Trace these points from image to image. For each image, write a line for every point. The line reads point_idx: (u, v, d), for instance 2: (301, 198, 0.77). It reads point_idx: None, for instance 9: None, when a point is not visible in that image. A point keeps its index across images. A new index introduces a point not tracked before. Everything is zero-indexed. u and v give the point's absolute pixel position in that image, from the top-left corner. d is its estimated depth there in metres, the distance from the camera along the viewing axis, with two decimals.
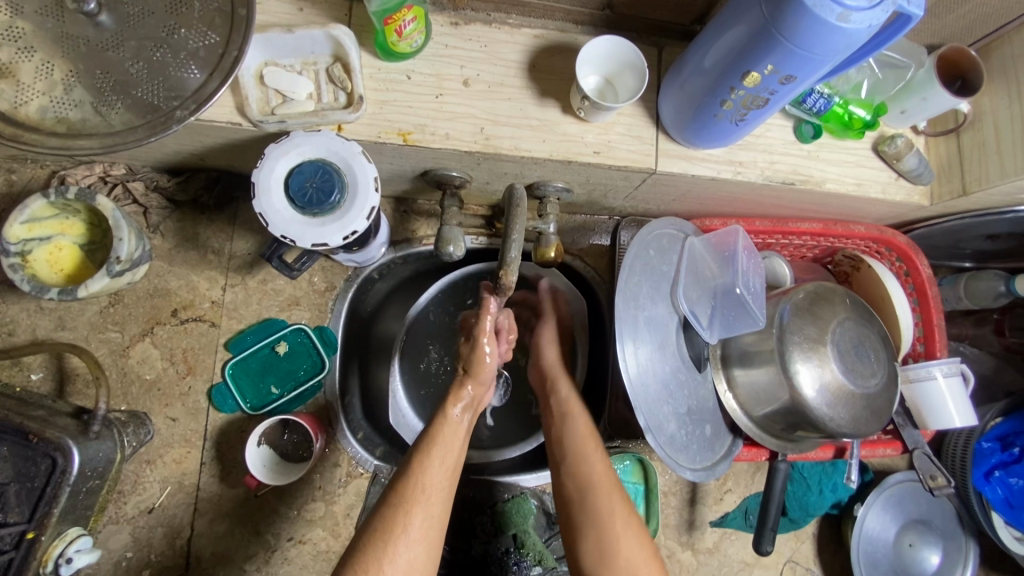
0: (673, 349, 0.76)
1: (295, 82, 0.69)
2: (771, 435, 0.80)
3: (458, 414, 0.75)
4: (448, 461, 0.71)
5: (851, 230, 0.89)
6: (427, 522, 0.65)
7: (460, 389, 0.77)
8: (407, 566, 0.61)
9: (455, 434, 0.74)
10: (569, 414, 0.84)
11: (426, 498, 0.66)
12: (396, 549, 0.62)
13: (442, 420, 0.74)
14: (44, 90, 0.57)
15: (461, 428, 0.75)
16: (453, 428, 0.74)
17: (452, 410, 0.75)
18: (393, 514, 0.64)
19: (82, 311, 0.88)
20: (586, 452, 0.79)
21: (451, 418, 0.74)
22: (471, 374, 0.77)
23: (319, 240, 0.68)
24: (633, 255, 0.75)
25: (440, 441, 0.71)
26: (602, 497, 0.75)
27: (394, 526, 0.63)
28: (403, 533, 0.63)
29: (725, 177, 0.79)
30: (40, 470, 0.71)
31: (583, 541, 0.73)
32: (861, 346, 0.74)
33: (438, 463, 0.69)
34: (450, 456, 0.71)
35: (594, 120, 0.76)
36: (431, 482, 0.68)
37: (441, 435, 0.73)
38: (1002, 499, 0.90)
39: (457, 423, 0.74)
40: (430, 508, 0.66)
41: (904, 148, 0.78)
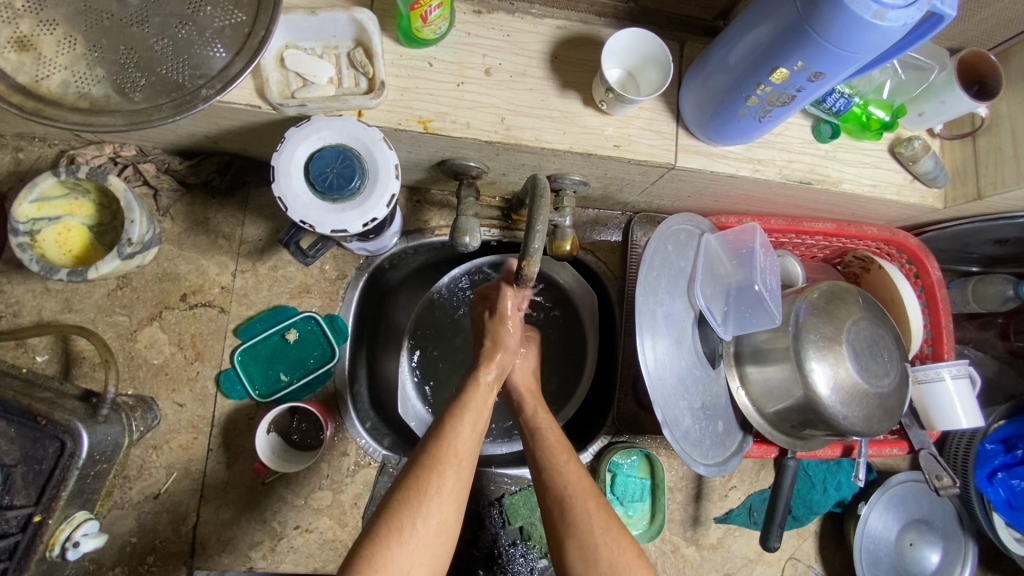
0: (689, 345, 0.77)
1: (317, 65, 0.69)
2: (781, 432, 0.81)
3: (488, 378, 0.78)
4: (477, 426, 0.71)
5: (863, 231, 0.89)
6: (458, 484, 0.66)
7: (489, 360, 0.79)
8: (437, 526, 0.62)
9: (485, 399, 0.76)
10: (540, 428, 0.78)
11: (456, 461, 0.67)
12: (428, 508, 0.63)
13: (474, 384, 0.76)
14: (66, 64, 0.56)
15: (488, 389, 0.77)
16: (483, 392, 0.75)
17: (483, 376, 0.78)
18: (426, 474, 0.64)
19: (90, 293, 0.87)
20: (559, 461, 0.73)
21: (482, 384, 0.76)
22: (500, 347, 0.80)
23: (339, 226, 0.67)
24: (653, 249, 0.76)
25: (470, 406, 0.72)
26: (576, 505, 0.69)
27: (427, 486, 0.63)
28: (435, 494, 0.64)
29: (743, 175, 0.79)
30: (48, 452, 0.70)
31: (567, 551, 0.68)
32: (876, 345, 0.75)
33: (469, 428, 0.70)
34: (480, 420, 0.72)
35: (615, 113, 0.75)
36: (461, 446, 0.68)
37: (473, 399, 0.74)
38: (1003, 500, 0.92)
39: (488, 388, 0.76)
40: (460, 471, 0.66)
41: (921, 150, 0.79)
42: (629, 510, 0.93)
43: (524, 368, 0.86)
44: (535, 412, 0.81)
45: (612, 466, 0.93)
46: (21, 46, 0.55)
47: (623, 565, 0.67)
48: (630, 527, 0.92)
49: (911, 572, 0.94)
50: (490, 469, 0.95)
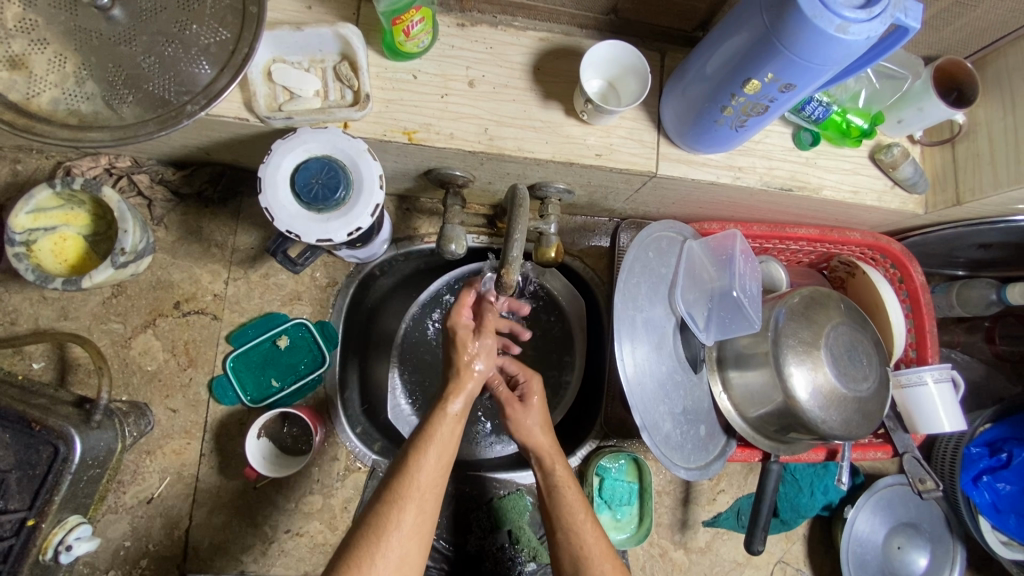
0: (670, 350, 0.78)
1: (303, 79, 0.71)
2: (764, 437, 0.81)
3: (458, 408, 0.73)
4: (444, 457, 0.69)
5: (847, 236, 0.89)
6: (421, 517, 0.65)
7: (458, 386, 0.74)
8: (399, 560, 0.62)
9: (453, 430, 0.72)
10: (559, 489, 0.74)
11: (419, 495, 0.66)
12: (389, 544, 0.62)
13: (439, 415, 0.72)
14: (57, 82, 0.58)
15: (457, 418, 0.72)
16: (451, 424, 0.71)
17: (450, 406, 0.72)
18: (387, 509, 0.64)
19: (85, 301, 0.89)
20: (576, 520, 0.72)
21: (449, 414, 0.72)
22: (471, 372, 0.74)
23: (325, 236, 0.69)
24: (633, 256, 0.77)
25: (435, 439, 0.70)
26: (595, 569, 0.69)
27: (387, 521, 0.63)
28: (396, 529, 0.63)
29: (724, 182, 0.81)
30: (42, 457, 0.71)
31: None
32: (855, 350, 0.75)
33: (433, 459, 0.68)
34: (447, 450, 0.70)
35: (597, 123, 0.77)
36: (425, 479, 0.67)
37: (439, 433, 0.70)
38: (989, 503, 0.92)
39: (456, 420, 0.72)
40: (424, 504, 0.66)
41: (901, 157, 0.80)
42: (618, 514, 0.93)
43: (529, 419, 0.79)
44: (554, 470, 0.76)
45: (600, 471, 0.94)
46: (13, 65, 0.57)
47: None
48: (618, 530, 0.93)
49: None
50: (482, 473, 0.96)
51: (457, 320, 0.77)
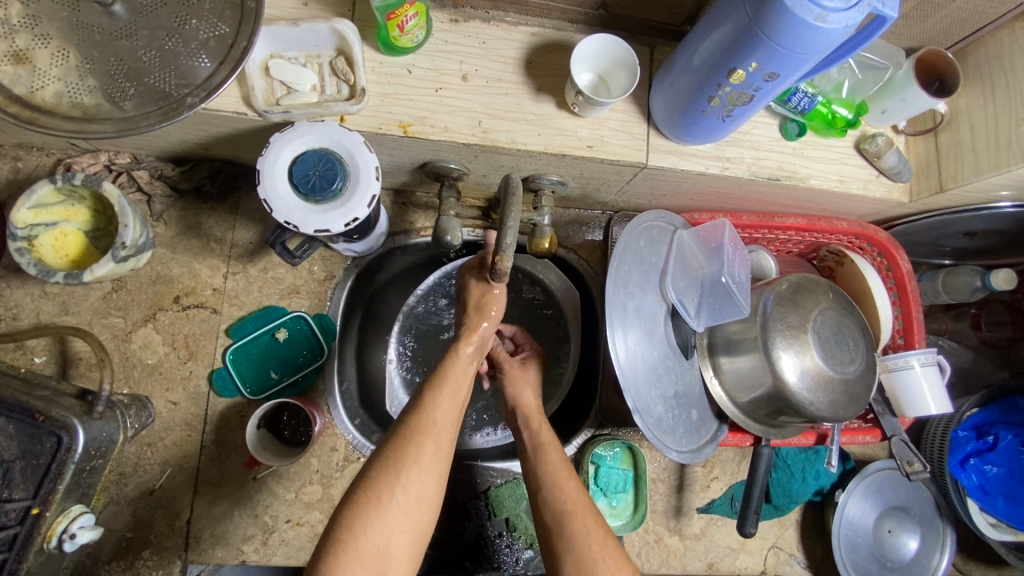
0: (661, 336, 0.80)
1: (300, 74, 0.72)
2: (755, 420, 0.83)
3: (471, 351, 0.76)
4: (457, 397, 0.72)
5: (834, 226, 0.91)
6: (439, 453, 0.67)
7: (472, 329, 0.76)
8: (417, 492, 0.63)
9: (465, 372, 0.74)
10: (544, 447, 0.77)
11: (436, 432, 0.67)
12: (409, 477, 0.63)
13: (453, 356, 0.75)
14: (60, 76, 0.59)
15: (469, 362, 0.75)
16: (463, 365, 0.74)
17: (464, 348, 0.75)
18: (405, 444, 0.65)
19: (86, 296, 0.90)
20: (560, 477, 0.73)
21: (462, 355, 0.75)
22: (483, 313, 0.77)
23: (322, 226, 0.70)
24: (624, 244, 0.79)
25: (451, 378, 0.72)
26: (576, 522, 0.69)
27: (406, 455, 0.64)
28: (415, 463, 0.64)
29: (713, 172, 0.82)
30: (46, 447, 0.73)
31: (553, 553, 0.69)
32: (842, 334, 0.77)
33: (448, 398, 0.70)
34: (460, 393, 0.72)
35: (588, 115, 0.79)
36: (441, 416, 0.69)
37: (453, 374, 0.73)
38: (976, 485, 0.95)
39: (468, 362, 0.75)
40: (440, 441, 0.67)
41: (885, 146, 0.82)
42: (612, 501, 0.95)
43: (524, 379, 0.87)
44: (539, 430, 0.80)
45: (594, 458, 0.95)
46: (17, 59, 0.58)
47: None
48: (613, 517, 0.94)
49: (890, 559, 0.96)
50: (478, 463, 0.97)
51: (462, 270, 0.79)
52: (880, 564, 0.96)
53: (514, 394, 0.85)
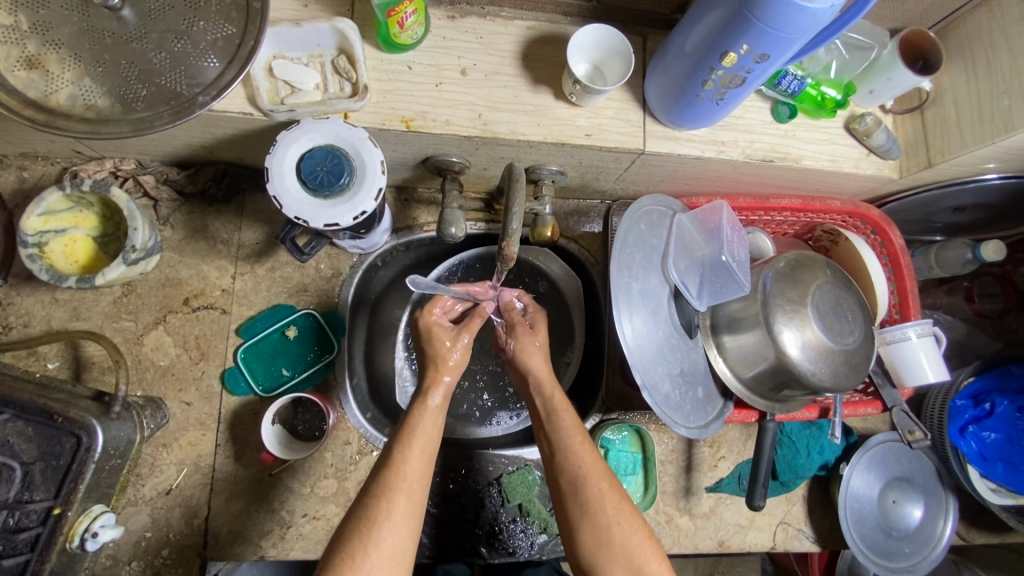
0: (665, 315, 0.82)
1: (303, 73, 0.74)
2: (760, 396, 0.85)
3: (436, 402, 0.78)
4: (428, 450, 0.73)
5: (829, 205, 0.94)
6: (411, 506, 0.68)
7: (434, 382, 0.79)
8: (393, 547, 0.64)
9: (434, 423, 0.76)
10: (558, 413, 0.78)
11: (407, 485, 0.68)
12: (381, 533, 0.65)
13: (419, 408, 0.77)
14: (72, 79, 0.61)
15: (437, 411, 0.77)
16: (431, 416, 0.76)
17: (429, 401, 0.77)
18: (377, 501, 0.67)
19: (96, 301, 0.91)
20: (575, 443, 0.74)
21: (428, 406, 0.76)
22: (444, 367, 0.80)
23: (331, 220, 0.72)
24: (626, 228, 0.81)
25: (419, 429, 0.73)
26: (592, 487, 0.71)
27: (377, 512, 0.66)
28: (386, 519, 0.65)
29: (708, 156, 0.85)
30: (66, 448, 0.74)
31: (569, 521, 0.71)
32: (840, 307, 0.79)
33: (417, 451, 0.71)
34: (430, 442, 0.74)
35: (585, 105, 0.81)
36: (412, 469, 0.70)
37: (421, 426, 0.74)
38: (976, 452, 0.98)
39: (436, 412, 0.76)
40: (412, 494, 0.68)
41: (874, 125, 0.84)
42: (623, 484, 0.97)
43: (534, 347, 0.84)
44: (554, 396, 0.80)
45: (604, 442, 0.97)
46: (30, 64, 0.60)
47: (635, 545, 0.69)
48: None
49: (896, 528, 0.98)
50: (488, 451, 0.99)
51: (428, 318, 0.85)
52: (886, 534, 0.98)
53: (524, 364, 0.83)
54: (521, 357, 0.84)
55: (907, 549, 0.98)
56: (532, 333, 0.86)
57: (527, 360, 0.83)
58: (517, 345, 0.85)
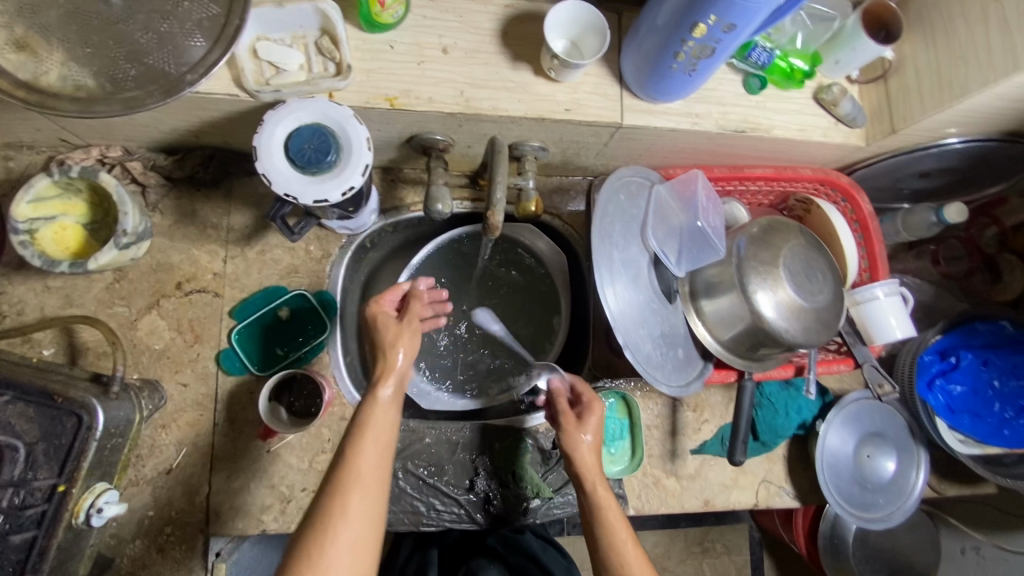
0: (645, 282, 0.86)
1: (287, 54, 0.76)
2: (738, 355, 0.89)
3: (389, 393, 0.76)
4: (382, 442, 0.73)
5: (799, 173, 0.98)
6: (366, 499, 0.68)
7: (383, 373, 0.77)
8: (353, 543, 0.66)
9: (387, 414, 0.75)
10: (602, 510, 0.81)
11: (360, 480, 0.69)
12: (337, 529, 0.65)
13: (371, 401, 0.75)
14: (62, 61, 0.62)
15: (389, 404, 0.76)
16: (384, 409, 0.75)
17: (381, 391, 0.76)
18: (331, 498, 0.67)
19: (89, 288, 0.92)
20: (620, 545, 0.78)
21: (379, 398, 0.75)
22: (393, 354, 0.78)
23: (320, 196, 0.74)
24: (606, 198, 0.84)
25: (371, 425, 0.73)
26: None
27: (333, 510, 0.66)
28: (341, 515, 0.66)
29: (683, 128, 0.88)
30: (67, 428, 0.75)
31: None
32: (811, 268, 0.83)
33: (371, 446, 0.71)
34: (384, 434, 0.73)
35: (564, 80, 0.83)
36: (365, 465, 0.70)
37: (373, 421, 0.73)
38: (943, 405, 1.04)
39: (387, 405, 0.75)
40: (366, 488, 0.69)
41: (840, 94, 0.89)
42: (611, 449, 1.01)
43: (584, 440, 0.85)
44: (598, 492, 0.82)
45: None
46: (19, 47, 0.61)
47: None
48: (612, 463, 1.00)
49: (870, 481, 1.03)
50: (481, 422, 1.02)
51: (377, 307, 0.83)
52: (861, 486, 1.03)
53: (572, 457, 0.84)
54: (567, 449, 0.85)
55: (881, 500, 1.04)
56: (580, 425, 0.86)
57: (575, 453, 0.85)
58: (564, 438, 0.86)
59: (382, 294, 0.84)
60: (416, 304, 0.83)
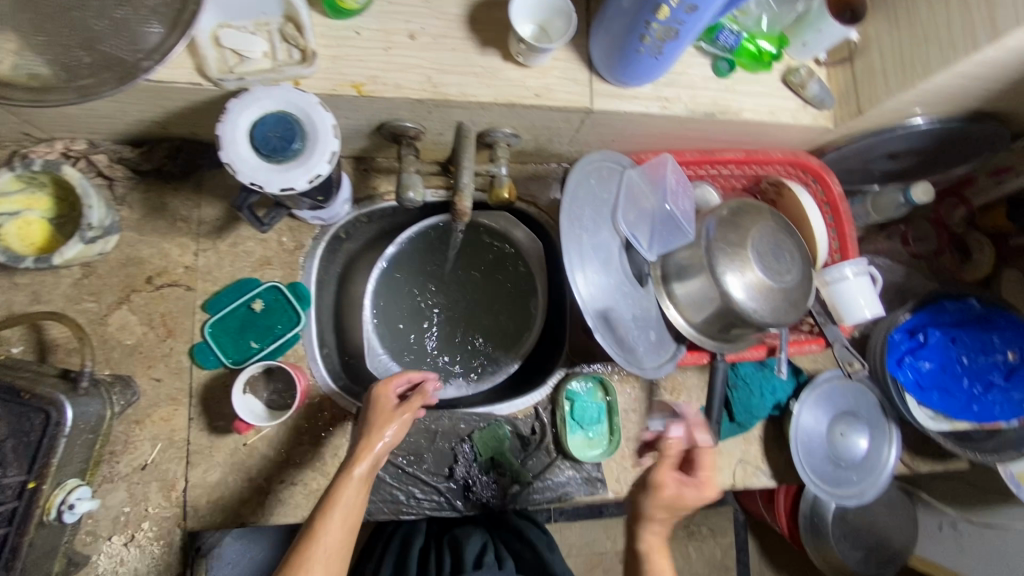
0: (616, 266, 0.87)
1: (250, 41, 0.75)
2: (710, 337, 0.90)
3: (363, 472, 0.76)
4: (349, 521, 0.73)
5: (770, 157, 0.99)
6: None
7: (364, 452, 0.78)
8: None
9: (358, 494, 0.75)
10: None
11: (323, 558, 0.69)
12: None
13: (345, 477, 0.76)
14: (13, 49, 0.61)
15: (362, 483, 0.76)
16: (356, 487, 0.75)
17: (356, 469, 0.76)
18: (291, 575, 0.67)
19: (57, 284, 0.91)
20: None
21: (354, 475, 0.75)
22: (379, 435, 0.79)
23: (286, 184, 0.73)
24: (575, 183, 0.84)
25: (343, 503, 0.73)
26: None
27: None
28: None
29: (653, 112, 0.88)
30: (35, 424, 0.74)
31: None
32: (779, 248, 0.84)
33: (338, 523, 0.72)
34: (353, 516, 0.73)
35: (533, 65, 0.83)
36: (328, 543, 0.70)
37: (342, 498, 0.73)
38: (912, 382, 1.06)
39: (361, 483, 0.75)
40: (327, 568, 0.69)
41: (807, 76, 0.90)
42: (590, 433, 1.02)
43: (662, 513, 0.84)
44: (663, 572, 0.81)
45: (568, 395, 1.02)
46: None
47: None
48: (591, 447, 1.02)
49: (843, 458, 1.06)
50: (460, 410, 1.02)
51: (382, 390, 0.85)
52: (835, 464, 1.05)
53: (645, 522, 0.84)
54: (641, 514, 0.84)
55: (854, 477, 1.06)
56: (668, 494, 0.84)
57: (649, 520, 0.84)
58: (644, 500, 0.85)
59: (384, 382, 0.86)
60: (417, 399, 0.85)
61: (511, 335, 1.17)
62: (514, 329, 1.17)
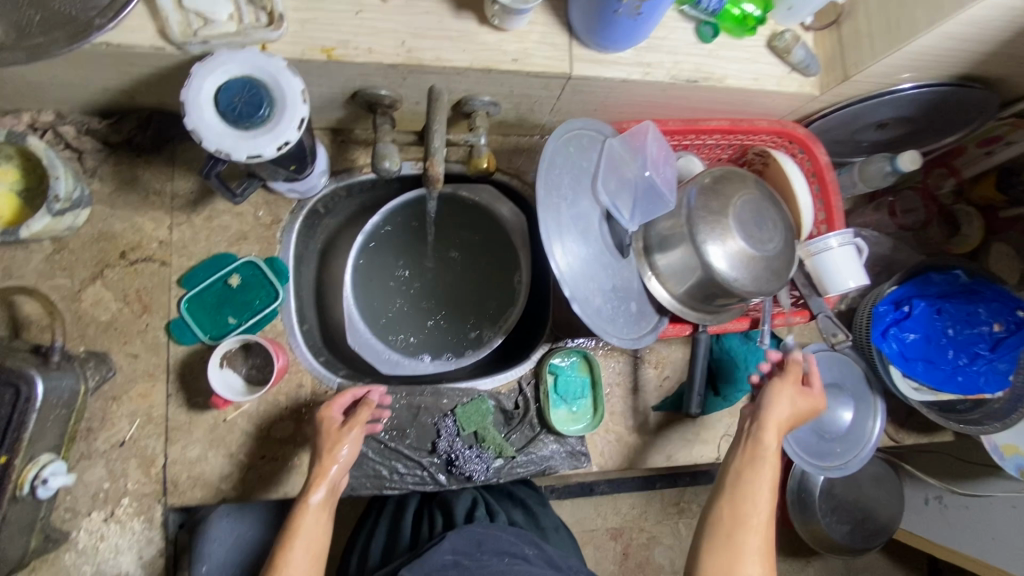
0: (596, 236, 0.85)
1: (214, 2, 0.71)
2: (693, 309, 0.89)
3: (320, 497, 0.82)
4: (312, 547, 0.79)
5: (755, 125, 0.96)
6: None
7: (317, 481, 0.83)
8: None
9: (317, 519, 0.81)
10: (761, 462, 0.85)
11: None
12: None
13: (302, 507, 0.81)
14: None
15: (320, 508, 0.82)
16: (313, 515, 0.81)
17: (312, 497, 0.82)
18: None
19: (28, 259, 0.89)
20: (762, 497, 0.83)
21: (310, 504, 0.81)
22: (330, 462, 0.84)
23: (254, 152, 0.71)
24: (554, 150, 0.82)
25: (302, 533, 0.79)
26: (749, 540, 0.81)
27: None
28: None
29: (635, 78, 0.86)
30: (4, 399, 0.72)
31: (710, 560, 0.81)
32: (762, 217, 0.82)
33: (301, 552, 0.78)
34: (315, 541, 0.80)
35: (510, 28, 0.81)
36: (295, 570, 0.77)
37: (301, 527, 0.80)
38: (897, 352, 1.05)
39: (317, 510, 0.81)
40: None
41: (792, 41, 0.87)
42: (573, 407, 1.01)
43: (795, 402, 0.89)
44: (768, 444, 0.86)
45: (551, 369, 1.01)
46: None
47: None
48: (575, 420, 1.01)
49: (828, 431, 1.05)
50: (442, 387, 1.02)
51: (326, 413, 0.88)
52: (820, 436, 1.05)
53: (780, 406, 0.87)
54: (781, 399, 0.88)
55: (839, 449, 1.06)
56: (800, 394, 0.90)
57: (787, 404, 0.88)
58: (777, 392, 0.89)
59: (328, 404, 0.88)
60: (361, 420, 0.88)
61: (493, 312, 1.16)
62: (496, 305, 1.17)
